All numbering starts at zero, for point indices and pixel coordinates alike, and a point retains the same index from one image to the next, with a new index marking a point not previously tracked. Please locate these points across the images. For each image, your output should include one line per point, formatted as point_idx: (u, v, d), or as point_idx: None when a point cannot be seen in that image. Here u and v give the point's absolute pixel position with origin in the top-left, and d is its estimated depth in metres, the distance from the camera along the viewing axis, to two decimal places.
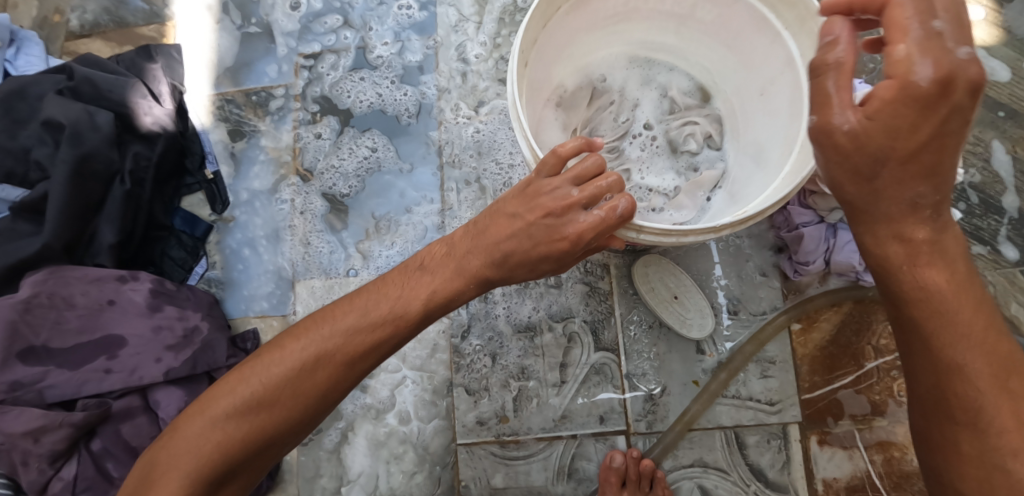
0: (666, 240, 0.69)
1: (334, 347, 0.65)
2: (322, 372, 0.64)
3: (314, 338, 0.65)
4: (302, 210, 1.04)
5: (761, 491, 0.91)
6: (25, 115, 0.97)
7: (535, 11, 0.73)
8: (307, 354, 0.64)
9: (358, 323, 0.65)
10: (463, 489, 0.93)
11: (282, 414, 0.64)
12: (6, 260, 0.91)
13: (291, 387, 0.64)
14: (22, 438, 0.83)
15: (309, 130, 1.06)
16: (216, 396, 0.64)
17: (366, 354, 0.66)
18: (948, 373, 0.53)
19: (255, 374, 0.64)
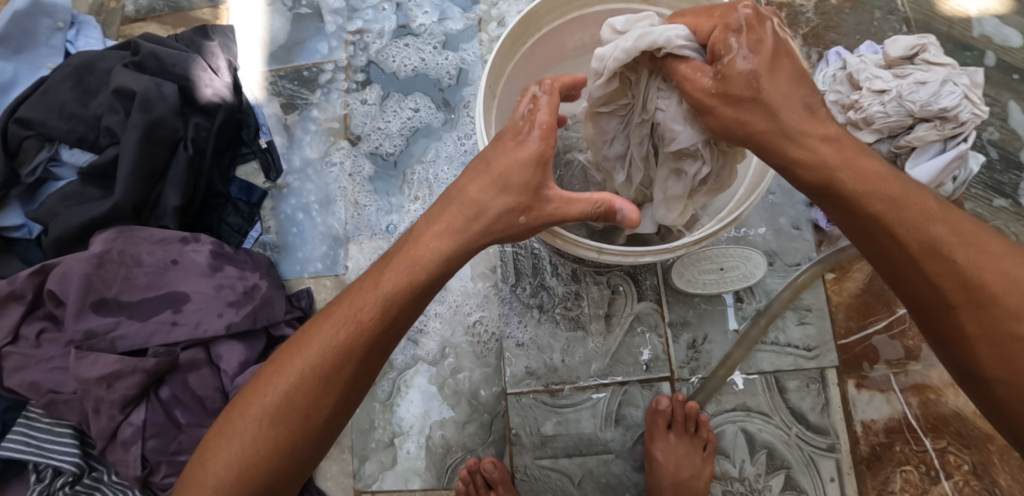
0: (626, 258, 0.72)
1: (355, 335, 0.66)
2: (340, 372, 0.67)
3: (338, 326, 0.67)
4: (352, 174, 1.09)
5: (802, 433, 0.95)
6: (94, 87, 1.01)
7: (500, 47, 0.75)
8: (315, 361, 0.66)
9: (360, 322, 0.66)
10: (514, 438, 0.97)
11: (320, 406, 0.67)
12: (79, 220, 0.96)
13: (314, 383, 0.66)
14: (97, 384, 0.87)
15: (356, 97, 1.12)
16: (245, 410, 0.68)
17: (377, 344, 0.67)
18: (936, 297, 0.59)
19: (276, 382, 0.67)
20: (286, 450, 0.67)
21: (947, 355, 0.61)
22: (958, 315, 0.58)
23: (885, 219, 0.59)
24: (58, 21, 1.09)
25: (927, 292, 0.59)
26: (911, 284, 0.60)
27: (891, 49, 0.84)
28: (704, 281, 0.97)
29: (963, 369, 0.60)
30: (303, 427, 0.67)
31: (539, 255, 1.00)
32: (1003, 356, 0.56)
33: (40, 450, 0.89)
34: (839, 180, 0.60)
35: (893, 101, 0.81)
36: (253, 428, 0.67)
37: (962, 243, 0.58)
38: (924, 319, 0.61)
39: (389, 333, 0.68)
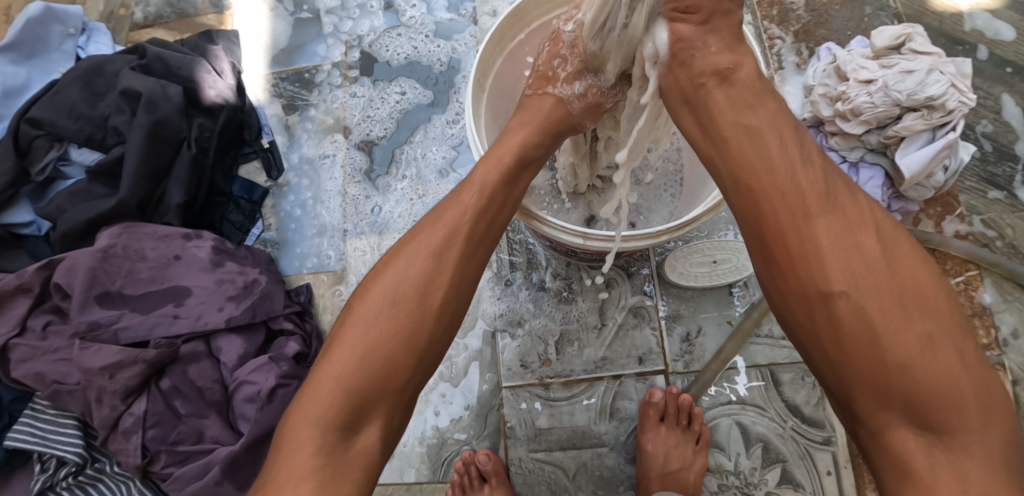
0: (610, 246, 0.73)
1: (422, 276, 0.62)
2: (423, 331, 0.61)
3: (400, 272, 0.63)
4: (346, 165, 1.13)
5: (797, 426, 0.94)
6: (102, 89, 1.05)
7: (485, 47, 0.77)
8: (391, 324, 0.61)
9: (423, 275, 0.62)
10: (509, 431, 0.97)
11: (405, 370, 0.61)
12: (85, 216, 0.99)
13: (392, 337, 0.60)
14: (99, 374, 0.89)
15: (344, 91, 1.16)
16: (323, 387, 0.59)
17: (453, 300, 0.64)
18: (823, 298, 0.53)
19: (346, 355, 0.60)
20: (376, 420, 0.60)
21: (790, 285, 0.56)
22: (816, 225, 0.54)
23: (785, 215, 0.56)
24: (70, 27, 1.14)
25: (786, 203, 0.56)
26: (775, 196, 0.56)
27: (877, 41, 0.89)
28: (696, 273, 0.96)
29: (807, 293, 0.54)
30: (390, 396, 0.60)
31: (533, 250, 1.02)
32: (849, 269, 0.53)
33: (44, 440, 0.91)
34: (764, 167, 0.58)
35: (880, 91, 0.85)
36: (333, 371, 0.60)
37: (860, 245, 0.53)
38: (771, 243, 0.57)
39: (461, 290, 0.65)
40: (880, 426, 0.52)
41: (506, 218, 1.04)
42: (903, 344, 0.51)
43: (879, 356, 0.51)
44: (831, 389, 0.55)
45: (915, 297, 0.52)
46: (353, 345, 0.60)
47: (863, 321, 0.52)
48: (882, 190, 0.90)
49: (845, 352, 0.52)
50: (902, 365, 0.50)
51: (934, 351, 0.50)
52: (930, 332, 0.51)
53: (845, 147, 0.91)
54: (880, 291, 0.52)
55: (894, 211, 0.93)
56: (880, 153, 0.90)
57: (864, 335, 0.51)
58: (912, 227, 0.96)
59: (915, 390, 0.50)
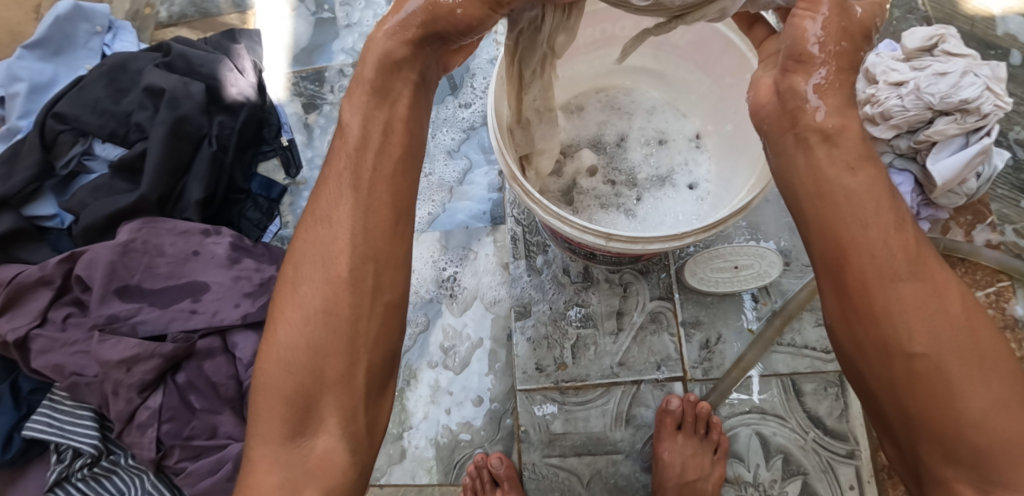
0: (633, 248, 0.71)
1: (336, 259, 0.59)
2: (340, 309, 0.58)
3: (307, 255, 0.61)
4: None
5: (819, 438, 0.92)
6: (126, 85, 1.07)
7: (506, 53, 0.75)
8: (306, 310, 0.59)
9: (326, 246, 0.60)
10: (522, 435, 0.95)
11: (341, 357, 0.58)
12: (106, 210, 1.00)
13: (322, 328, 0.58)
14: (117, 367, 0.90)
15: (352, 78, 1.18)
16: (263, 397, 0.59)
17: (363, 264, 0.59)
18: (913, 360, 0.51)
19: (277, 354, 0.59)
20: (332, 415, 0.58)
21: (866, 344, 0.53)
22: (901, 286, 0.51)
23: (872, 266, 0.52)
24: (96, 25, 1.15)
25: (869, 259, 0.52)
26: (854, 252, 0.52)
27: (908, 42, 0.87)
28: (717, 279, 0.95)
29: (883, 351, 0.52)
30: (332, 388, 0.58)
31: (551, 253, 1.01)
32: (928, 332, 0.51)
33: (61, 431, 0.92)
34: (850, 209, 0.53)
35: (911, 94, 0.83)
36: (268, 373, 0.59)
37: (945, 303, 0.51)
38: (848, 295, 0.53)
39: (369, 249, 0.60)
40: (944, 479, 0.52)
41: (524, 218, 1.03)
42: (979, 407, 0.50)
43: (951, 417, 0.50)
44: (895, 438, 0.54)
45: (991, 357, 0.51)
46: (290, 344, 0.59)
47: (940, 383, 0.50)
48: (912, 197, 0.88)
49: (910, 406, 0.51)
50: (976, 430, 0.50)
51: (1006, 414, 0.50)
52: (1006, 395, 0.50)
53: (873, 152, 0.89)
54: (957, 352, 0.51)
55: (922, 219, 0.91)
56: (909, 158, 0.87)
57: (937, 394, 0.50)
58: (941, 235, 0.94)
59: (980, 452, 0.50)
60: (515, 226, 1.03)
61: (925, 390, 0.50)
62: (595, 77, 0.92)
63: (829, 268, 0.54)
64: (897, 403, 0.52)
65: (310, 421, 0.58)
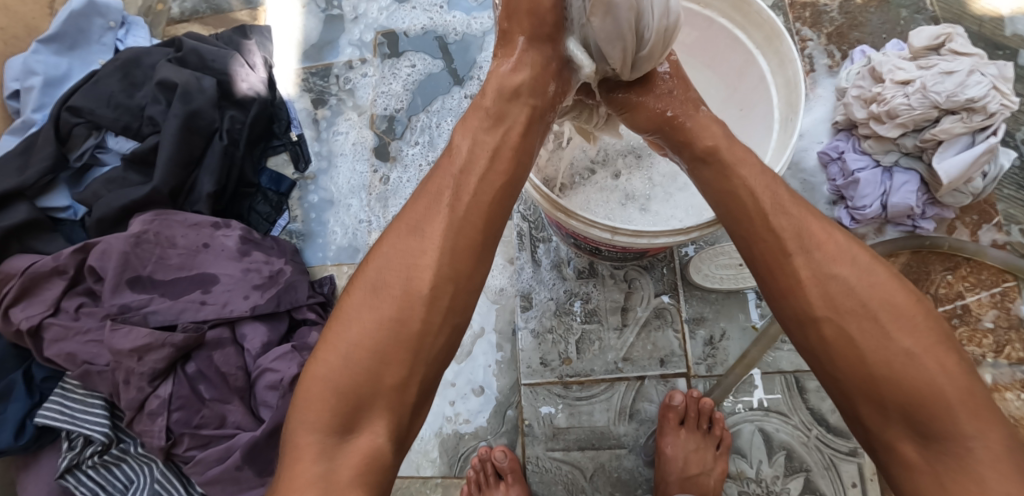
0: (639, 242, 0.72)
1: (416, 271, 0.61)
2: (411, 321, 0.60)
3: (382, 263, 0.62)
4: (357, 143, 1.16)
5: (822, 435, 0.92)
6: (140, 80, 1.08)
7: None
8: (375, 315, 0.60)
9: (408, 258, 0.61)
10: (526, 429, 0.96)
11: (399, 366, 0.59)
12: (119, 202, 1.02)
13: (389, 335, 0.59)
14: (128, 356, 0.91)
15: (355, 71, 1.19)
16: (311, 388, 0.59)
17: (442, 282, 0.61)
18: (822, 326, 0.58)
19: (335, 353, 0.60)
20: (375, 417, 0.59)
21: (785, 317, 0.61)
22: (797, 259, 0.60)
23: (776, 248, 0.61)
24: (110, 20, 1.17)
25: (769, 242, 0.61)
26: (757, 237, 0.62)
27: (915, 41, 0.88)
28: (721, 276, 0.96)
29: (797, 320, 0.60)
30: (384, 393, 0.59)
31: (557, 248, 1.01)
32: (828, 297, 0.58)
33: (72, 419, 0.94)
34: (750, 200, 0.63)
35: (917, 93, 0.83)
36: (321, 370, 0.59)
37: (850, 273, 0.59)
38: (762, 277, 0.62)
39: (452, 269, 0.61)
40: (885, 437, 0.56)
41: (530, 214, 1.03)
42: (886, 359, 0.56)
43: (862, 372, 0.56)
44: (836, 402, 0.59)
45: (899, 315, 0.57)
46: (348, 346, 0.59)
47: (848, 343, 0.57)
48: (917, 195, 0.88)
49: (836, 369, 0.58)
50: (887, 379, 0.55)
51: (916, 364, 0.55)
52: (912, 346, 0.56)
53: (879, 150, 0.89)
54: (857, 312, 0.57)
55: (929, 218, 0.91)
56: (915, 157, 0.88)
57: (850, 355, 0.57)
58: (947, 235, 0.94)
59: (901, 399, 0.55)
60: (521, 222, 1.04)
61: (838, 350, 0.57)
62: None
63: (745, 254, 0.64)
64: (823, 368, 0.59)
65: (354, 419, 0.59)
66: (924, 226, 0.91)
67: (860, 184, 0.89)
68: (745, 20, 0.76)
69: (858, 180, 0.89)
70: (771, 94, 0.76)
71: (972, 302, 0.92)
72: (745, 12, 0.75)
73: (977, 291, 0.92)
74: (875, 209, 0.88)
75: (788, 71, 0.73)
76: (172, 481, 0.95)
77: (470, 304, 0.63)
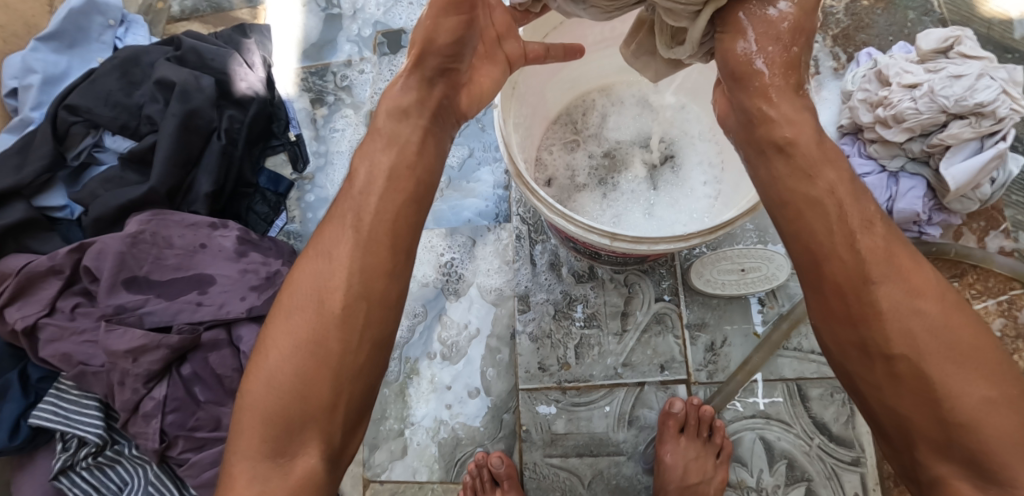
0: (638, 249, 0.70)
1: (328, 291, 0.61)
2: (327, 341, 0.60)
3: (297, 289, 0.62)
4: (354, 141, 1.16)
5: (824, 444, 0.91)
6: (138, 78, 1.08)
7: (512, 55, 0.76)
8: (292, 339, 0.60)
9: (320, 280, 0.61)
10: (524, 435, 0.95)
11: (322, 388, 0.59)
12: (116, 202, 1.01)
13: (308, 359, 0.60)
14: (123, 357, 0.90)
15: (351, 68, 1.18)
16: (245, 418, 0.60)
17: (354, 300, 0.61)
18: (897, 361, 0.55)
19: (260, 379, 0.60)
20: (309, 442, 0.59)
21: (848, 343, 0.58)
22: (879, 289, 0.57)
23: (856, 273, 0.57)
24: (109, 19, 1.17)
25: (848, 265, 0.58)
26: (834, 257, 0.58)
27: (923, 43, 0.86)
28: (723, 281, 0.94)
29: (864, 348, 0.57)
30: (314, 417, 0.59)
31: (556, 250, 1.00)
32: (908, 332, 0.56)
33: (67, 420, 0.93)
34: (829, 216, 0.59)
35: (925, 97, 0.82)
36: (248, 396, 0.61)
37: (938, 308, 0.56)
38: (829, 300, 0.59)
39: (363, 287, 0.61)
40: (938, 476, 0.55)
41: (529, 217, 1.02)
42: (964, 403, 0.54)
43: (934, 413, 0.54)
44: (890, 436, 0.58)
45: (981, 358, 0.55)
46: (269, 372, 0.60)
47: (921, 382, 0.54)
48: (924, 201, 0.86)
49: (903, 404, 0.56)
50: (960, 423, 0.53)
51: (996, 412, 0.53)
52: (992, 394, 0.54)
53: (886, 154, 0.87)
54: (938, 352, 0.55)
55: (935, 224, 0.89)
56: (922, 163, 0.86)
57: (923, 394, 0.55)
58: (954, 241, 0.92)
59: (972, 444, 0.53)
60: (520, 224, 1.03)
61: (913, 385, 0.55)
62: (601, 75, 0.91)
63: (809, 271, 0.60)
64: (885, 401, 0.57)
65: (289, 444, 0.59)
66: (930, 232, 0.89)
67: (866, 189, 0.87)
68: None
69: (864, 185, 0.87)
70: None
71: (979, 309, 0.90)
72: None
73: (984, 299, 0.91)
74: (881, 214, 0.86)
75: None
76: (167, 483, 0.95)
77: (391, 322, 0.63)
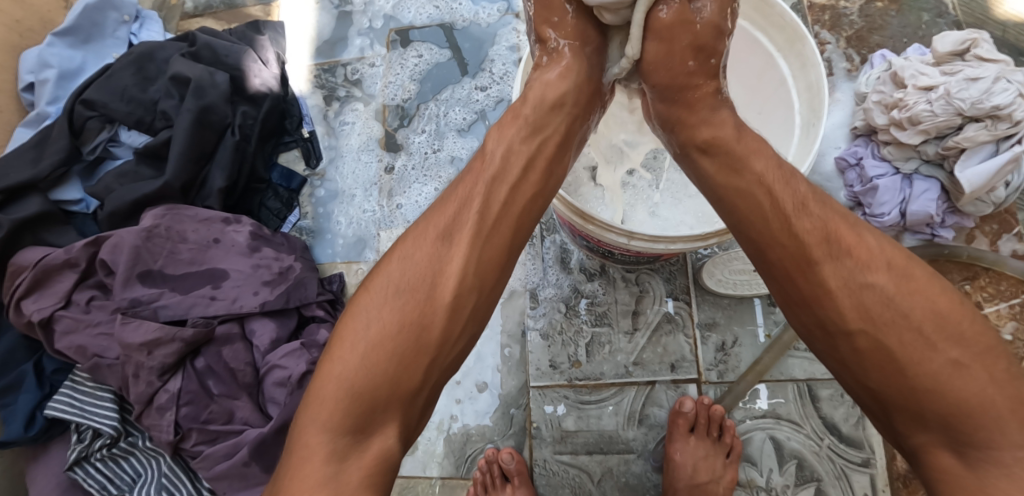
0: (654, 248, 0.71)
1: (457, 275, 0.62)
2: (431, 326, 0.61)
3: (403, 266, 0.63)
4: (363, 134, 1.16)
5: (834, 445, 0.91)
6: (153, 74, 1.09)
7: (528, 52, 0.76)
8: (397, 317, 0.61)
9: (434, 264, 0.62)
10: (534, 432, 0.96)
11: (417, 370, 0.61)
12: (131, 196, 1.02)
13: (409, 338, 0.61)
14: (138, 350, 0.91)
15: (362, 62, 1.19)
16: (328, 388, 0.60)
17: (466, 291, 0.62)
18: (858, 338, 0.57)
19: (351, 353, 0.61)
20: (391, 419, 0.60)
21: (810, 324, 0.60)
22: (822, 269, 0.58)
23: (800, 258, 0.59)
24: (125, 14, 1.18)
25: (789, 249, 0.59)
26: (777, 243, 0.60)
27: (939, 45, 0.86)
28: (735, 281, 0.94)
29: (825, 329, 0.59)
30: (400, 397, 0.60)
31: (567, 248, 1.01)
32: (862, 308, 0.57)
33: (82, 412, 0.94)
34: (759, 202, 0.61)
35: (941, 99, 0.81)
36: (337, 370, 0.60)
37: (892, 276, 0.58)
38: (783, 283, 0.61)
39: (477, 279, 0.63)
40: (918, 444, 0.57)
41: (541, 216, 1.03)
42: (930, 369, 0.55)
43: (902, 382, 0.56)
44: (870, 408, 0.59)
45: (945, 323, 0.56)
46: (363, 346, 0.60)
47: (882, 355, 0.56)
48: (938, 204, 0.86)
49: (875, 377, 0.57)
50: (930, 389, 0.55)
51: (961, 374, 0.55)
52: (958, 356, 0.55)
53: (899, 157, 0.87)
54: (895, 323, 0.56)
55: (947, 227, 0.89)
56: (936, 165, 0.86)
57: (889, 364, 0.56)
58: (965, 244, 0.92)
59: (946, 408, 0.55)
60: None
61: (878, 356, 0.57)
62: None
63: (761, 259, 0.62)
64: (859, 376, 0.58)
65: (370, 420, 0.60)
66: (942, 235, 0.89)
67: (879, 191, 0.87)
68: (766, 22, 0.75)
69: (877, 187, 0.87)
70: (792, 98, 0.75)
71: (990, 313, 0.91)
72: (768, 15, 0.74)
73: (995, 302, 0.91)
74: (894, 216, 0.86)
75: (810, 75, 0.72)
76: (179, 475, 0.95)
77: (486, 313, 0.65)
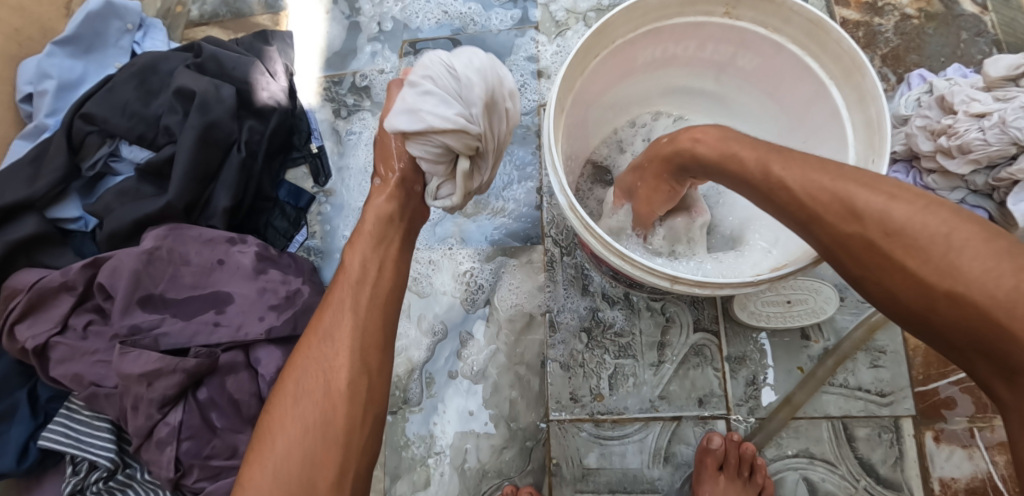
0: (700, 292, 0.66)
1: (343, 367, 0.66)
2: (336, 419, 0.64)
3: (298, 374, 0.67)
4: (371, 145, 1.12)
5: (871, 487, 0.87)
6: (156, 86, 1.04)
7: (567, 69, 0.72)
8: (302, 421, 0.64)
9: (322, 364, 0.67)
10: (554, 469, 0.91)
11: (333, 464, 0.63)
12: (132, 215, 0.97)
13: (320, 435, 0.64)
14: (137, 381, 0.86)
15: (373, 69, 1.15)
16: None
17: (357, 378, 0.66)
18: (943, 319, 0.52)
19: (266, 463, 0.63)
20: None
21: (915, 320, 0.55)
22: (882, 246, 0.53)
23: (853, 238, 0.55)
24: (128, 23, 1.13)
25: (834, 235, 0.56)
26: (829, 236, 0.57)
27: (991, 70, 0.82)
28: (768, 313, 0.89)
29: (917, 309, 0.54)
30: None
31: (589, 274, 0.96)
32: (928, 286, 0.51)
33: (78, 443, 0.89)
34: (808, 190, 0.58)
35: (996, 127, 0.77)
36: (255, 485, 0.63)
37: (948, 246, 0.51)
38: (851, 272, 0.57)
39: (365, 365, 0.67)
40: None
41: (563, 239, 0.98)
42: None
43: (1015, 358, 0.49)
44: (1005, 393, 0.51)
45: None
46: (274, 454, 0.63)
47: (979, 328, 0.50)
48: None
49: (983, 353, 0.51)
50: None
51: None
52: None
53: (945, 186, 0.83)
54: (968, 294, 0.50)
55: None
56: (985, 195, 0.82)
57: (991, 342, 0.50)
58: None
59: None
60: (553, 247, 0.98)
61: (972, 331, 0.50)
62: (648, 98, 0.93)
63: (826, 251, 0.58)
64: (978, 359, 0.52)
65: None
66: None
67: None
68: (819, 49, 0.74)
69: None
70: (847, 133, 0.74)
71: None
72: (823, 42, 0.73)
73: None
74: None
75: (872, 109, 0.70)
76: None
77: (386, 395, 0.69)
